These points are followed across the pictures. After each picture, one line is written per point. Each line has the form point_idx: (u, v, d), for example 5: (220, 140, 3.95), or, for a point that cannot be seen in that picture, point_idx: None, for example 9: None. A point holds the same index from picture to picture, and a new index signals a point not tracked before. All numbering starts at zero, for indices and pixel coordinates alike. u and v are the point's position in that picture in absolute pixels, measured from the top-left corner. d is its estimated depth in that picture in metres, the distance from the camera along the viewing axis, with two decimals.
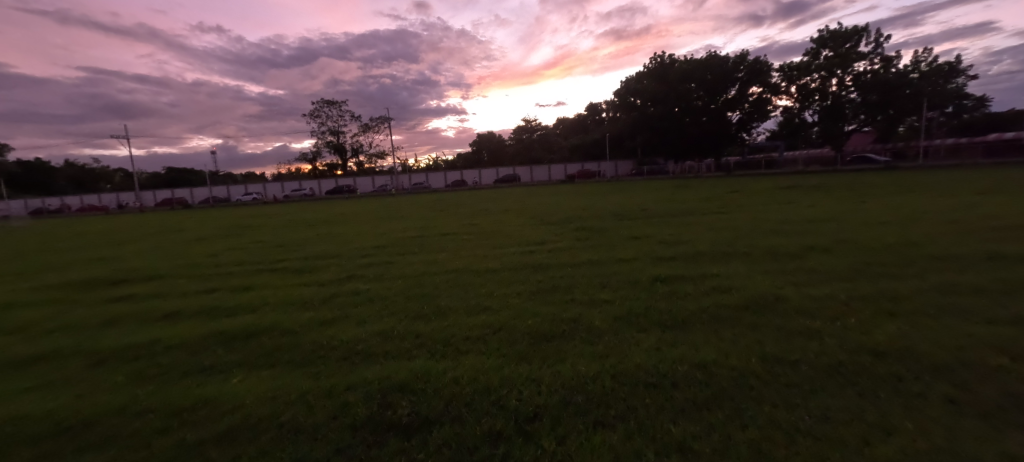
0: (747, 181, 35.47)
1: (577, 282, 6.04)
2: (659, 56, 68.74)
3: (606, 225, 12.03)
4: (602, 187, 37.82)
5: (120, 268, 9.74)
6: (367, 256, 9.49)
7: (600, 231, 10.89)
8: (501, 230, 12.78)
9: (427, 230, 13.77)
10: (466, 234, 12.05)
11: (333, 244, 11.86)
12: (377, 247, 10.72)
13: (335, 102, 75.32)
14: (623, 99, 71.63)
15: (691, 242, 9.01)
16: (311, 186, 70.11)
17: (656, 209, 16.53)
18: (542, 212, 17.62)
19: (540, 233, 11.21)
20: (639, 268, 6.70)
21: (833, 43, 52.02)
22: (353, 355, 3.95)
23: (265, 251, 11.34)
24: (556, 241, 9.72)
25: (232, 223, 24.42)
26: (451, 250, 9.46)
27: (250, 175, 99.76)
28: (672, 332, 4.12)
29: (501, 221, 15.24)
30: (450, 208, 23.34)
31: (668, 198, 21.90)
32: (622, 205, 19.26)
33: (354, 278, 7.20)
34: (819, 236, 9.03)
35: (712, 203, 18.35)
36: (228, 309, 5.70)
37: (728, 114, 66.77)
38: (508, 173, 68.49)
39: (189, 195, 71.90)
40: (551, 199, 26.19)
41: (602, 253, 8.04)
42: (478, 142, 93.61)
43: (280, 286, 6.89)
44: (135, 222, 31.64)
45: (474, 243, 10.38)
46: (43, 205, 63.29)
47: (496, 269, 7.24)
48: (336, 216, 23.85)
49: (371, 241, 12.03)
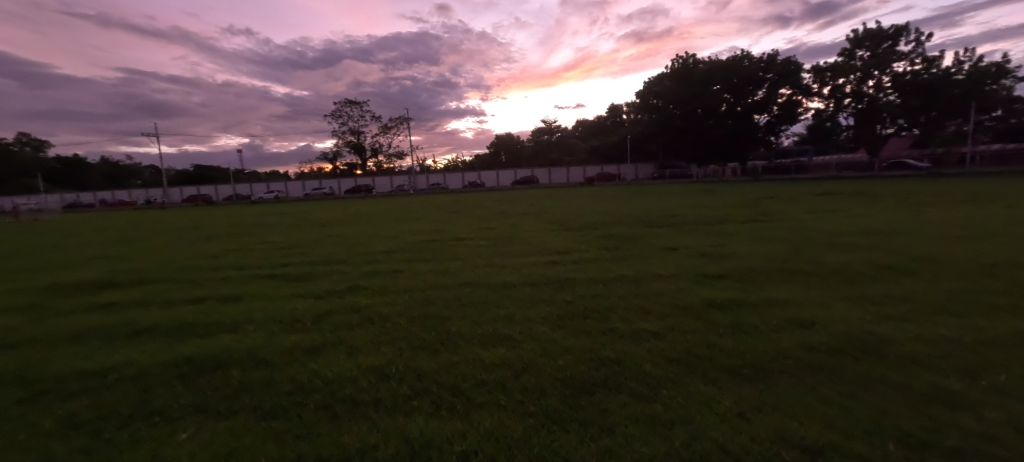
0: (778, 186, 33.66)
1: (615, 306, 5.08)
2: (683, 57, 67.03)
3: (635, 233, 11.01)
4: (622, 191, 36.57)
5: (118, 269, 9.21)
6: (374, 263, 8.75)
7: (629, 240, 9.87)
8: (520, 236, 11.84)
9: (441, 233, 12.99)
10: (481, 240, 11.18)
11: (341, 247, 11.18)
12: (386, 252, 9.97)
13: (356, 102, 76.21)
14: (645, 101, 70.01)
15: (735, 254, 7.94)
16: (331, 185, 70.89)
17: (684, 215, 15.38)
18: (561, 217, 16.68)
19: (562, 241, 10.24)
20: (684, 289, 5.69)
21: (869, 43, 49.23)
22: (337, 403, 3.06)
23: (270, 253, 10.73)
24: (582, 250, 8.77)
25: (249, 221, 24.26)
26: (466, 259, 8.61)
27: (273, 174, 102.08)
28: (753, 388, 3.10)
29: (518, 225, 14.36)
30: (465, 210, 22.59)
31: (696, 204, 20.59)
32: (647, 210, 18.14)
33: (356, 290, 6.40)
34: (888, 253, 7.79)
35: (744, 209, 17.05)
36: (209, 326, 4.97)
37: (755, 117, 64.18)
38: (525, 175, 67.66)
39: (213, 192, 73.64)
40: (571, 203, 25.19)
41: (637, 268, 7.01)
42: (496, 144, 93.18)
43: (274, 298, 6.16)
44: (158, 217, 32.21)
45: (491, 250, 9.50)
46: (78, 200, 65.87)
47: (515, 284, 6.34)
48: (351, 216, 23.44)
49: (381, 244, 11.30)
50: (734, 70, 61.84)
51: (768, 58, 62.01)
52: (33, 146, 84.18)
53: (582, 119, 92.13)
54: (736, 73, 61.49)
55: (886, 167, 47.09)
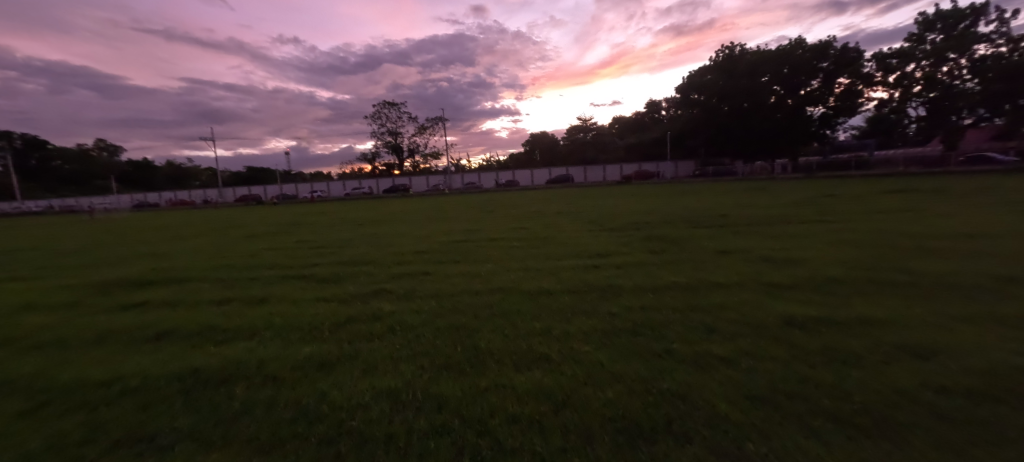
0: (840, 184, 30.63)
1: (672, 321, 4.32)
2: (728, 48, 63.71)
3: (684, 234, 10.02)
4: (663, 189, 34.76)
5: (163, 267, 9.51)
6: (403, 264, 8.40)
7: (677, 242, 8.93)
8: (555, 236, 11.22)
9: (473, 233, 12.62)
10: (514, 241, 10.59)
11: (373, 247, 11.01)
12: (417, 252, 9.63)
13: (394, 104, 78.30)
14: (685, 96, 67.02)
15: (806, 259, 6.84)
16: (370, 185, 73.21)
17: (737, 215, 14.03)
18: (599, 217, 15.77)
19: (602, 242, 9.46)
20: (753, 300, 4.80)
21: (941, 24, 44.10)
22: (341, 438, 2.56)
23: (305, 252, 10.77)
24: (626, 253, 7.97)
25: (293, 220, 25.19)
26: (498, 261, 8.05)
27: (317, 175, 107.11)
28: (883, 449, 2.27)
29: (553, 225, 13.72)
30: (498, 209, 22.14)
31: (748, 203, 18.94)
32: (694, 209, 16.82)
33: (381, 294, 6.01)
34: (1004, 261, 6.41)
35: (806, 209, 15.35)
36: (228, 330, 4.72)
37: (808, 110, 59.26)
38: (560, 173, 66.62)
39: (263, 193, 78.18)
40: (608, 201, 24.16)
41: (691, 275, 6.16)
42: (531, 142, 92.59)
43: (298, 301, 5.89)
44: (213, 216, 34.35)
45: (525, 252, 8.90)
46: (147, 200, 72.19)
47: (553, 291, 5.70)
48: (387, 215, 23.73)
49: (412, 245, 11.00)
50: (785, 60, 57.64)
51: (825, 45, 56.72)
52: (111, 152, 93.31)
53: (619, 116, 89.48)
54: (787, 63, 57.29)
55: (962, 162, 42.11)
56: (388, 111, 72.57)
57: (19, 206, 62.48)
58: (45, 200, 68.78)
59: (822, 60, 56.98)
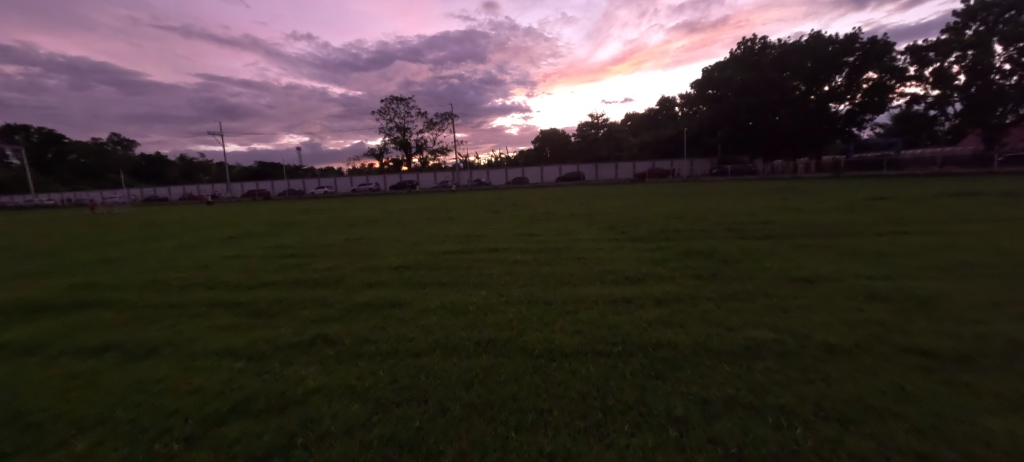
0: (876, 184, 27.92)
1: (797, 446, 2.30)
2: (749, 41, 60.93)
3: (731, 249, 7.94)
4: (683, 189, 32.36)
5: (92, 282, 7.89)
6: (372, 288, 6.50)
7: (729, 262, 6.85)
8: (567, 247, 9.30)
9: (471, 240, 10.85)
10: (519, 254, 8.65)
11: (351, 258, 9.20)
12: (397, 268, 7.78)
13: (403, 98, 77.02)
14: (701, 92, 64.56)
15: (937, 298, 4.72)
16: (378, 181, 72.11)
17: (781, 222, 11.85)
18: (617, 221, 13.70)
19: (627, 260, 7.46)
20: (925, 401, 2.72)
21: (986, 15, 40.13)
22: None
23: (269, 263, 9.07)
24: (667, 280, 5.93)
25: (287, 218, 23.77)
26: (496, 287, 6.12)
27: (327, 170, 106.76)
28: None
29: (565, 232, 11.85)
30: (504, 210, 20.16)
31: (784, 206, 16.71)
32: (726, 214, 14.69)
33: (319, 346, 4.12)
34: None
35: (861, 215, 13.05)
36: (33, 428, 2.87)
37: (832, 107, 55.85)
38: (571, 171, 64.43)
39: (271, 188, 77.85)
40: (623, 202, 22.18)
41: (774, 325, 4.14)
42: (541, 139, 90.57)
43: (197, 355, 4.04)
44: (211, 212, 33.30)
45: (529, 273, 6.91)
46: (158, 194, 72.21)
47: (568, 351, 3.75)
48: (386, 214, 22.11)
49: (396, 256, 9.13)
50: (810, 54, 54.30)
51: (854, 37, 53.05)
52: (126, 146, 93.93)
53: (633, 112, 86.84)
54: (812, 57, 54.05)
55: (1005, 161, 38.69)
56: (397, 107, 71.30)
57: (31, 199, 62.85)
58: (58, 193, 69.23)
59: (850, 54, 53.37)
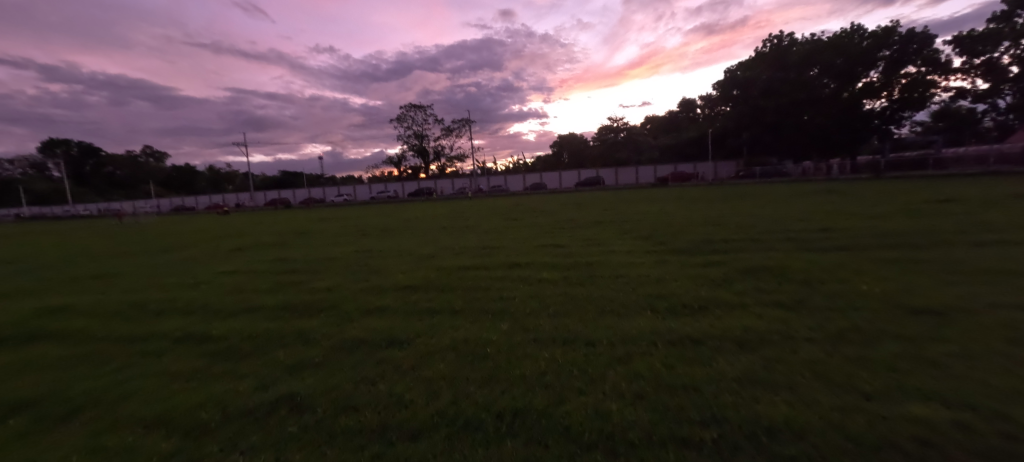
0: (930, 185, 25.41)
1: None
2: (775, 38, 58.33)
3: (805, 264, 6.50)
4: (711, 193, 30.58)
5: (70, 304, 7.15)
6: (370, 318, 5.38)
7: (811, 283, 5.45)
8: (600, 262, 8.02)
9: (489, 253, 9.73)
10: (544, 271, 7.45)
11: (355, 276, 8.17)
12: (403, 290, 6.67)
13: (420, 106, 77.40)
14: (724, 92, 62.25)
15: None
16: (395, 188, 72.26)
17: (844, 229, 10.24)
18: (650, 229, 12.36)
19: (679, 280, 6.12)
20: None
21: None
22: None
23: (265, 282, 8.18)
24: (741, 312, 4.60)
25: (302, 227, 23.27)
26: (518, 318, 4.94)
27: (347, 179, 108.39)
28: None
29: (594, 242, 10.59)
30: (523, 217, 18.98)
31: (835, 210, 14.95)
32: (772, 220, 13.07)
33: (279, 414, 3.01)
34: None
35: (936, 219, 11.25)
36: None
37: (867, 104, 52.63)
38: (589, 176, 62.91)
39: (292, 197, 79.10)
40: (649, 208, 20.79)
41: (937, 397, 2.78)
42: (559, 144, 89.38)
43: (117, 426, 2.98)
44: (231, 222, 33.46)
45: (559, 297, 5.70)
46: (185, 204, 74.30)
47: (631, 437, 2.49)
48: (401, 223, 21.35)
49: (403, 273, 8.04)
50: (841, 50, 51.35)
51: (890, 30, 49.84)
52: (157, 158, 97.48)
53: (653, 115, 84.86)
54: (844, 53, 50.96)
55: None
56: (414, 115, 71.48)
57: (68, 210, 65.44)
58: (94, 204, 72.02)
59: (886, 48, 50.18)
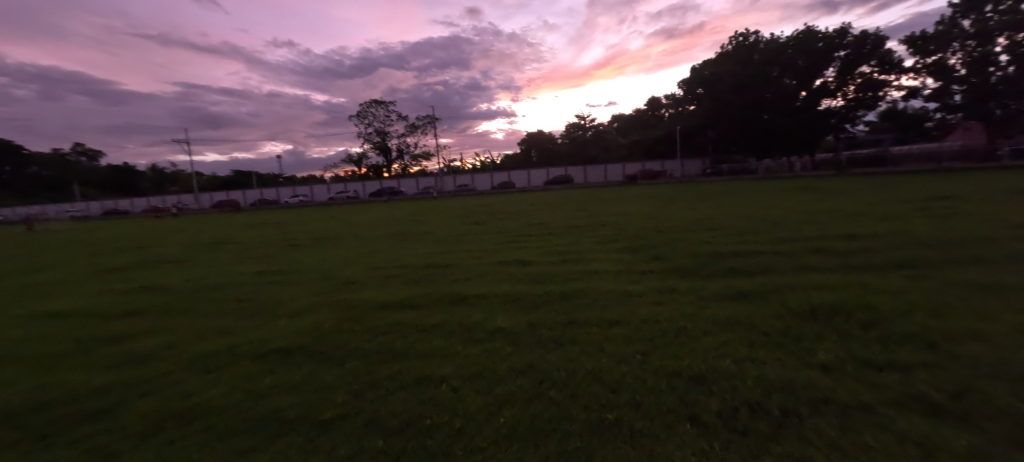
0: (903, 182, 24.93)
1: None
2: (739, 36, 58.44)
3: (888, 300, 4.35)
4: (685, 191, 29.27)
5: None
6: (151, 448, 2.74)
7: (942, 348, 3.23)
8: (582, 292, 5.67)
9: (434, 276, 7.25)
10: (507, 313, 4.94)
11: (218, 325, 5.43)
12: (264, 362, 4.02)
13: (383, 102, 73.36)
14: (690, 90, 61.77)
15: None
16: (356, 188, 67.97)
17: (872, 237, 8.40)
18: (634, 237, 10.29)
19: (709, 335, 3.86)
20: None
21: (984, 5, 37.57)
22: None
23: (73, 338, 5.37)
24: (883, 438, 2.27)
25: (229, 235, 19.86)
26: (432, 453, 2.42)
27: (308, 179, 102.33)
28: None
29: (570, 256, 8.30)
30: (487, 221, 16.58)
31: (833, 211, 13.39)
32: (774, 224, 11.20)
33: None
34: None
35: (963, 222, 9.62)
36: None
37: (825, 103, 53.63)
38: (559, 174, 61.23)
39: (244, 198, 73.03)
40: (626, 209, 18.95)
41: None
42: (529, 142, 87.56)
43: None
44: (158, 227, 29.26)
45: (520, 382, 3.25)
46: (119, 207, 66.96)
47: None
48: (345, 229, 18.45)
49: (291, 320, 5.36)
50: (802, 50, 52.05)
51: (845, 31, 50.86)
52: (92, 157, 88.27)
53: (620, 114, 84.70)
54: (803, 53, 51.81)
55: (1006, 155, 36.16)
56: (375, 110, 67.43)
57: None
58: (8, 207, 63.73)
59: (842, 48, 51.22)
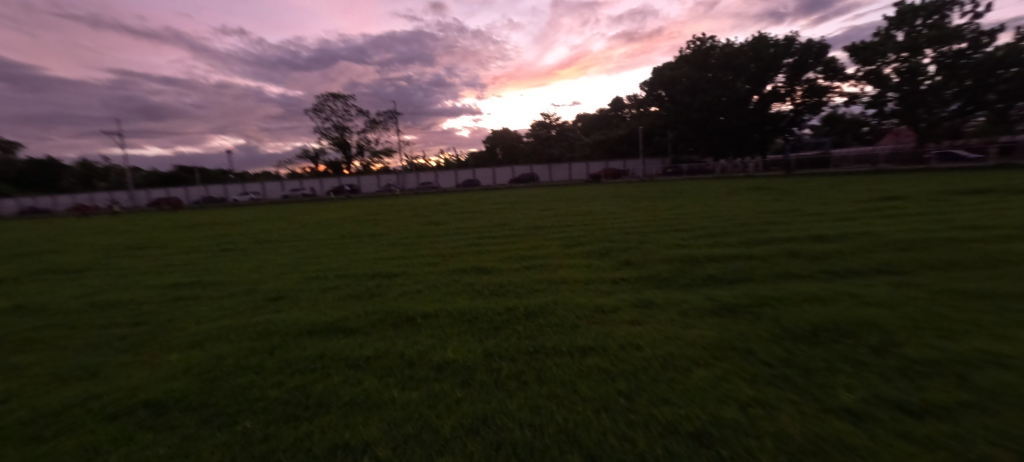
0: (848, 182, 26.22)
1: None
2: (696, 41, 60.42)
3: (888, 316, 3.89)
4: (648, 190, 29.46)
5: None
6: None
7: (971, 379, 2.73)
8: (547, 308, 4.93)
9: (380, 288, 6.30)
10: (459, 339, 4.10)
11: (85, 361, 4.17)
12: (123, 425, 2.94)
13: (341, 95, 69.86)
14: (651, 92, 63.10)
15: None
16: (313, 186, 64.27)
17: (839, 239, 8.26)
18: (603, 240, 9.75)
19: (699, 367, 3.20)
20: None
21: (914, 19, 40.69)
22: None
23: None
24: None
25: (155, 238, 17.60)
26: None
27: (260, 175, 96.04)
28: None
29: (534, 263, 7.56)
30: (448, 221, 15.61)
31: (793, 211, 13.54)
32: (740, 224, 11.02)
33: None
34: None
35: (919, 223, 9.78)
36: None
37: (775, 107, 56.47)
38: (525, 172, 60.74)
39: (186, 196, 67.16)
40: (592, 208, 18.55)
41: None
42: (494, 140, 86.64)
43: None
44: (74, 228, 25.86)
45: (470, 448, 2.42)
46: (36, 205, 59.64)
47: None
48: (290, 231, 16.81)
49: (187, 352, 4.24)
50: (754, 55, 54.50)
51: (792, 39, 53.69)
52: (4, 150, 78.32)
53: (585, 113, 85.62)
54: (755, 59, 54.30)
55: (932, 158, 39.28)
56: (332, 103, 64.10)
57: None
58: None
59: (790, 55, 54.07)
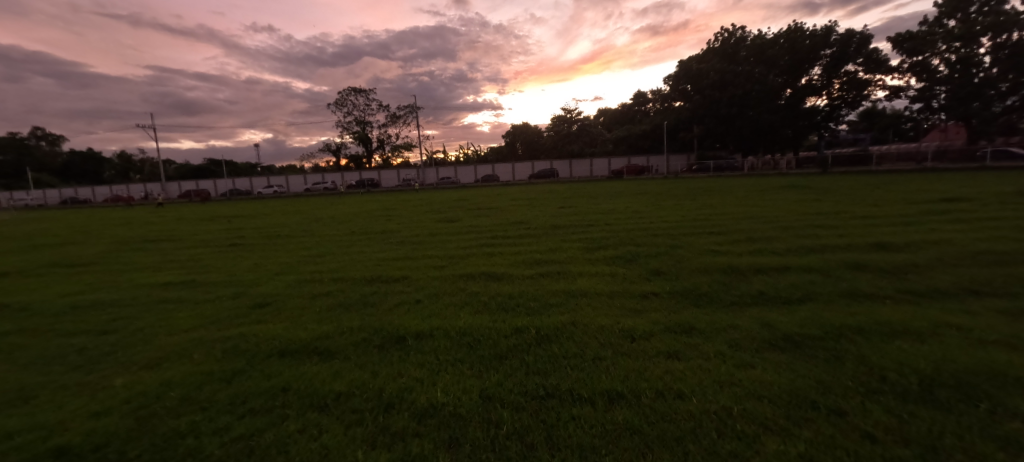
0: (894, 181, 24.14)
1: None
2: (726, 32, 57.60)
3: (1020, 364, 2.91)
4: (672, 188, 28.01)
5: None
6: None
7: None
8: (561, 330, 4.10)
9: (374, 296, 5.59)
10: (454, 371, 3.32)
11: (28, 381, 3.63)
12: None
13: (362, 90, 70.13)
14: (676, 86, 60.60)
15: None
16: (334, 180, 64.95)
17: (907, 248, 7.08)
18: (627, 243, 8.82)
19: (773, 437, 2.31)
20: None
21: (969, 5, 37.35)
22: None
23: None
24: None
25: (169, 230, 17.57)
26: None
27: (285, 169, 98.07)
28: None
29: (549, 269, 6.72)
30: (461, 218, 14.91)
31: (839, 213, 12.19)
32: (782, 228, 9.86)
33: None
34: None
35: (997, 231, 8.43)
36: None
37: (810, 101, 53.36)
38: (544, 168, 59.62)
39: (214, 188, 69.09)
40: (613, 206, 17.49)
41: None
42: (514, 135, 85.53)
43: None
44: (102, 219, 26.49)
45: None
46: (77, 196, 62.49)
47: None
48: (301, 225, 16.47)
49: (140, 373, 3.63)
50: (789, 46, 51.49)
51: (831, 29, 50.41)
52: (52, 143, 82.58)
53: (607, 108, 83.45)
54: (789, 50, 51.33)
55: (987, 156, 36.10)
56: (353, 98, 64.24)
57: None
58: None
59: (828, 46, 50.83)
